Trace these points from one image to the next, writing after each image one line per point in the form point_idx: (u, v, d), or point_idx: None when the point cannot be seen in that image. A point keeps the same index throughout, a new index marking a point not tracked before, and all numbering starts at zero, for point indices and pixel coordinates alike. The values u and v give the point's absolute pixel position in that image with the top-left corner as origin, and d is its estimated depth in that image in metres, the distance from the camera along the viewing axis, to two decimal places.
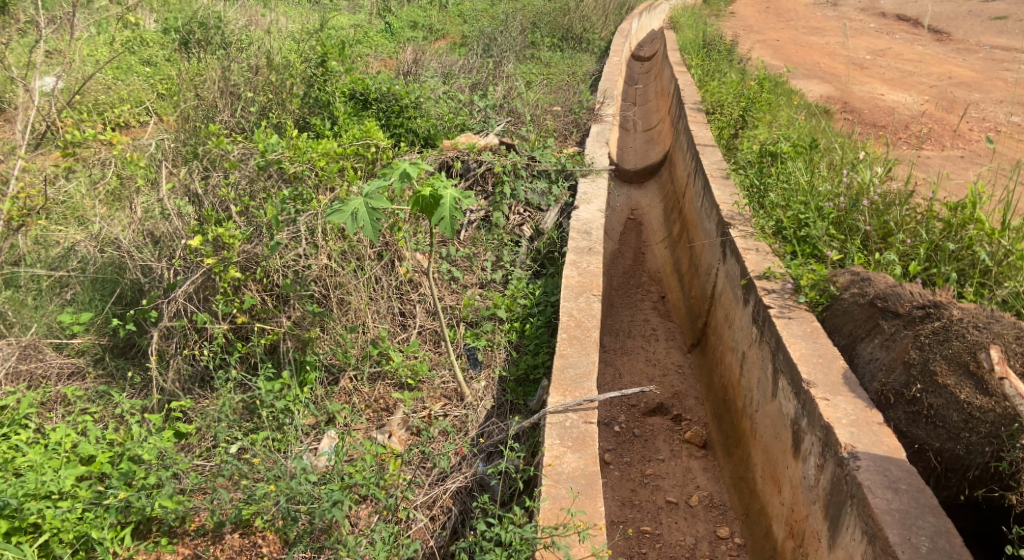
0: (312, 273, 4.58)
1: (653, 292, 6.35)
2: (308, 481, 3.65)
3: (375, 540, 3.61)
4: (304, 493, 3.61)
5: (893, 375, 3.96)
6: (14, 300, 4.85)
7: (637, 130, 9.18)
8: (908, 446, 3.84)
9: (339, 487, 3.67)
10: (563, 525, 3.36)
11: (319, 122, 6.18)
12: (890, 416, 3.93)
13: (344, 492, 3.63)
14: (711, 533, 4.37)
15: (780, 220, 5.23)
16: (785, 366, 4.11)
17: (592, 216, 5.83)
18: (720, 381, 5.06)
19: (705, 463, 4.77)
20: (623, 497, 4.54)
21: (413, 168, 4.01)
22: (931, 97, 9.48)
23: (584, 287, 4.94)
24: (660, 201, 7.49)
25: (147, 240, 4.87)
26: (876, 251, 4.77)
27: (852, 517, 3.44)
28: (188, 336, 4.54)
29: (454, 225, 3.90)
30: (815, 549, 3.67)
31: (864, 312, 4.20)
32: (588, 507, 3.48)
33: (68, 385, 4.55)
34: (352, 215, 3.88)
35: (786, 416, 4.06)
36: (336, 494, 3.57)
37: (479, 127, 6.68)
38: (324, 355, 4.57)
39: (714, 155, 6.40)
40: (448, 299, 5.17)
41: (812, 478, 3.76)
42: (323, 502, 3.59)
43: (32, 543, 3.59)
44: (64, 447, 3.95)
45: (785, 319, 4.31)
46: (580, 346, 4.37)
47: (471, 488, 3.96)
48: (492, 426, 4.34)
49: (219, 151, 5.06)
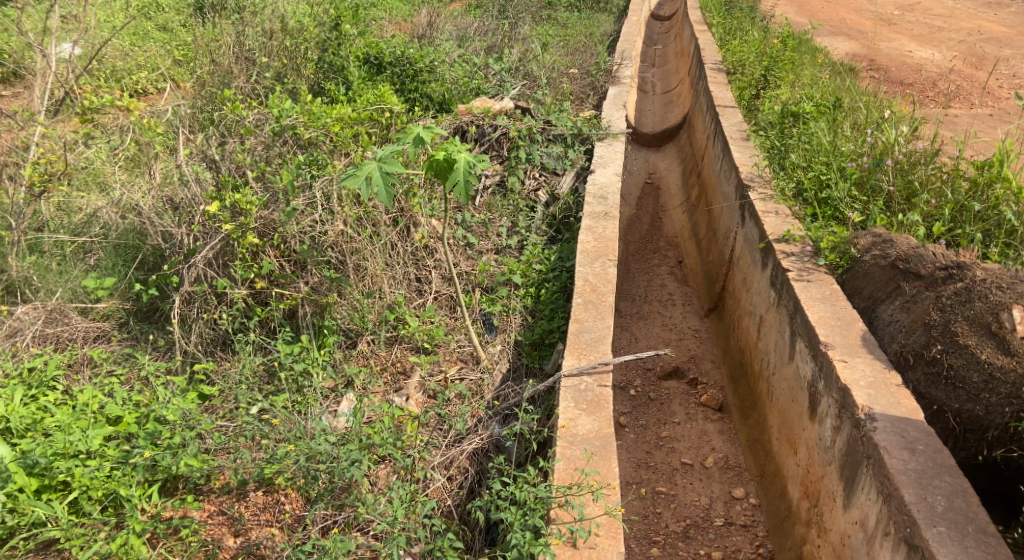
0: (328, 239, 4.63)
1: (670, 257, 6.36)
2: (327, 441, 3.73)
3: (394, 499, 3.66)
4: (324, 453, 3.67)
5: (913, 337, 3.92)
6: (39, 265, 5.00)
7: (656, 92, 9.13)
8: (927, 407, 3.83)
9: (358, 448, 3.72)
10: (576, 485, 3.37)
11: (334, 87, 6.20)
12: (908, 377, 3.90)
13: (363, 452, 3.69)
14: (726, 494, 4.40)
15: (800, 182, 5.20)
16: (802, 329, 4.08)
17: (608, 179, 5.81)
18: (737, 344, 5.07)
19: (721, 426, 4.79)
20: (638, 459, 4.59)
21: (427, 132, 4.01)
22: (960, 53, 9.29)
23: (599, 252, 4.93)
24: (678, 165, 7.47)
25: (166, 207, 4.97)
26: (899, 212, 4.72)
27: (867, 478, 3.38)
28: (209, 301, 4.60)
29: (468, 190, 3.91)
30: (830, 509, 3.64)
31: (885, 275, 4.16)
32: (602, 467, 3.47)
33: (93, 348, 4.69)
34: (366, 179, 3.90)
35: (803, 378, 4.03)
36: (355, 454, 3.64)
37: (494, 91, 6.71)
38: (342, 320, 4.61)
39: (735, 116, 6.34)
40: (463, 265, 5.18)
41: (827, 439, 3.72)
42: (342, 461, 3.65)
43: (62, 500, 3.68)
44: (91, 408, 4.05)
45: (804, 283, 4.28)
46: (595, 311, 4.37)
47: (487, 449, 4.00)
48: (508, 389, 4.39)
49: (235, 117, 5.15)
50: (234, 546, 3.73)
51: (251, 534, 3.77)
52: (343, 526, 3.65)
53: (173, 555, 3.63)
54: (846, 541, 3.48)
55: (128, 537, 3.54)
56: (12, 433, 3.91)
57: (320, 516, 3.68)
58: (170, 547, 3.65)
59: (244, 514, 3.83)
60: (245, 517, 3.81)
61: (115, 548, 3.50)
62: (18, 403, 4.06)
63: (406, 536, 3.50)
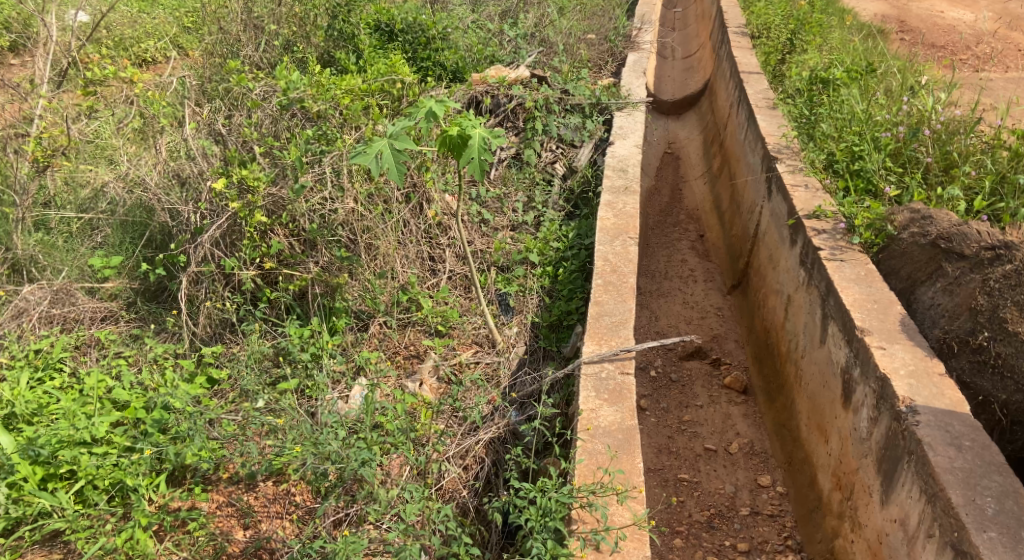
0: (338, 217, 4.46)
1: (691, 231, 6.17)
2: (337, 436, 3.54)
3: (409, 500, 3.45)
4: (332, 454, 3.46)
5: (957, 323, 3.73)
6: (45, 243, 4.86)
7: (676, 58, 8.91)
8: (972, 397, 3.65)
9: (368, 444, 3.53)
10: (600, 486, 3.16)
11: (344, 55, 6.03)
12: (952, 365, 3.73)
13: (374, 450, 3.50)
14: (752, 482, 4.24)
15: (831, 154, 4.95)
16: (835, 312, 3.87)
17: (628, 152, 5.59)
18: (762, 324, 4.88)
19: (745, 410, 4.63)
20: (659, 444, 4.44)
21: (440, 106, 3.81)
22: (996, 13, 8.92)
23: (620, 229, 4.72)
24: (698, 134, 7.24)
25: (173, 182, 4.76)
26: (938, 185, 4.50)
27: (908, 474, 3.19)
28: (217, 282, 4.44)
29: (483, 167, 3.74)
30: (865, 503, 3.45)
31: (925, 254, 3.95)
32: (626, 466, 3.27)
33: (101, 328, 4.58)
34: (376, 157, 3.73)
35: (835, 364, 3.83)
36: (365, 454, 3.44)
37: (509, 59, 6.54)
38: (354, 301, 4.46)
39: (760, 83, 6.09)
40: (478, 243, 5.01)
41: (863, 430, 3.51)
42: (351, 461, 3.45)
43: (68, 490, 3.55)
44: (97, 393, 3.92)
45: (837, 262, 4.06)
46: (616, 294, 4.17)
47: (504, 438, 3.83)
48: (524, 376, 4.22)
49: (242, 90, 4.96)
50: (244, 539, 3.57)
51: (261, 526, 3.62)
52: (355, 521, 3.48)
53: (180, 549, 3.48)
54: (884, 539, 3.30)
55: (134, 531, 3.41)
56: (18, 419, 3.81)
57: (329, 510, 3.49)
58: (178, 540, 3.50)
59: (253, 506, 3.68)
60: (255, 509, 3.67)
61: (120, 543, 3.37)
62: (24, 387, 3.95)
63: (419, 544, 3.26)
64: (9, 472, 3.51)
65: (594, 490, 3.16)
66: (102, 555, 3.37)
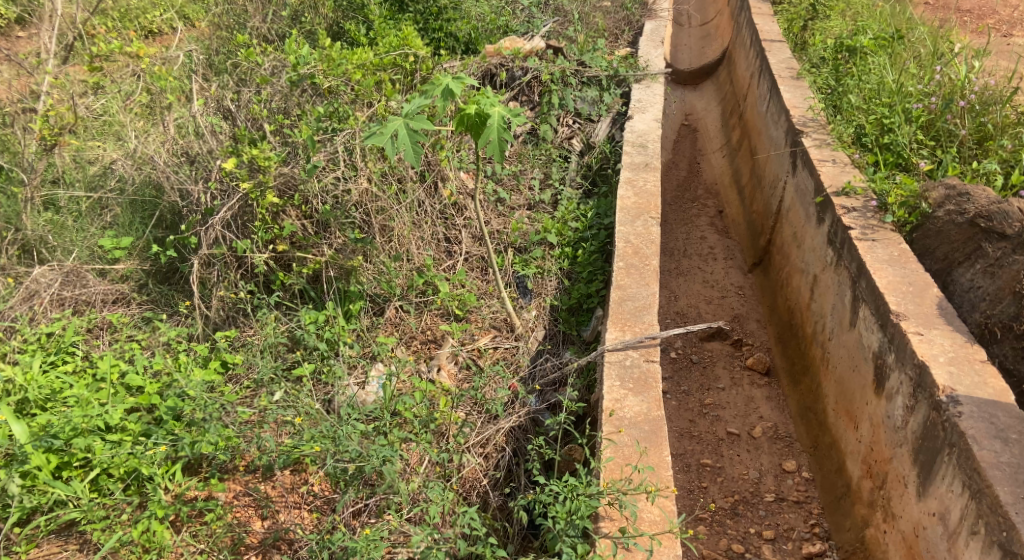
0: (352, 198, 4.37)
1: (710, 207, 6.04)
2: (357, 432, 3.43)
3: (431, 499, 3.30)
4: (351, 449, 3.33)
5: (1000, 307, 3.63)
6: (55, 223, 4.80)
7: (692, 25, 8.72)
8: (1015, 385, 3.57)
9: (390, 441, 3.43)
10: (630, 484, 3.07)
11: (354, 27, 5.92)
12: (994, 351, 3.64)
13: (395, 448, 3.39)
14: (777, 467, 4.15)
15: (860, 126, 4.80)
16: (867, 295, 3.76)
17: (647, 126, 5.44)
18: (785, 304, 4.77)
19: (768, 392, 4.54)
20: (681, 428, 4.36)
21: (457, 82, 3.67)
22: None
23: (641, 209, 4.59)
24: (717, 105, 7.08)
25: (182, 160, 4.65)
26: (972, 158, 4.39)
27: (950, 468, 3.09)
28: (229, 264, 4.35)
29: (502, 148, 3.60)
30: (898, 494, 3.37)
31: (962, 234, 3.82)
32: (655, 462, 3.17)
33: (113, 311, 4.52)
34: (392, 137, 3.60)
35: (866, 348, 3.72)
36: (386, 451, 3.32)
37: (523, 29, 6.49)
38: (369, 285, 4.33)
39: (783, 52, 5.91)
40: (494, 223, 4.91)
41: (898, 418, 3.41)
42: (372, 458, 3.33)
43: (83, 478, 3.46)
44: (111, 378, 3.84)
45: (869, 243, 3.93)
46: (639, 277, 4.06)
47: (525, 427, 3.73)
48: (544, 362, 4.14)
49: (250, 65, 4.86)
50: (262, 531, 3.47)
51: (278, 517, 3.51)
52: (375, 512, 3.37)
53: (198, 541, 3.38)
54: (921, 532, 3.21)
55: (151, 522, 3.29)
56: (31, 405, 3.76)
57: (348, 504, 3.39)
58: (195, 531, 3.40)
59: (271, 496, 3.56)
60: (272, 499, 3.55)
61: (136, 535, 3.27)
62: (37, 371, 3.88)
63: (444, 552, 3.09)
64: (21, 461, 3.39)
65: (623, 488, 3.07)
66: (117, 548, 3.30)
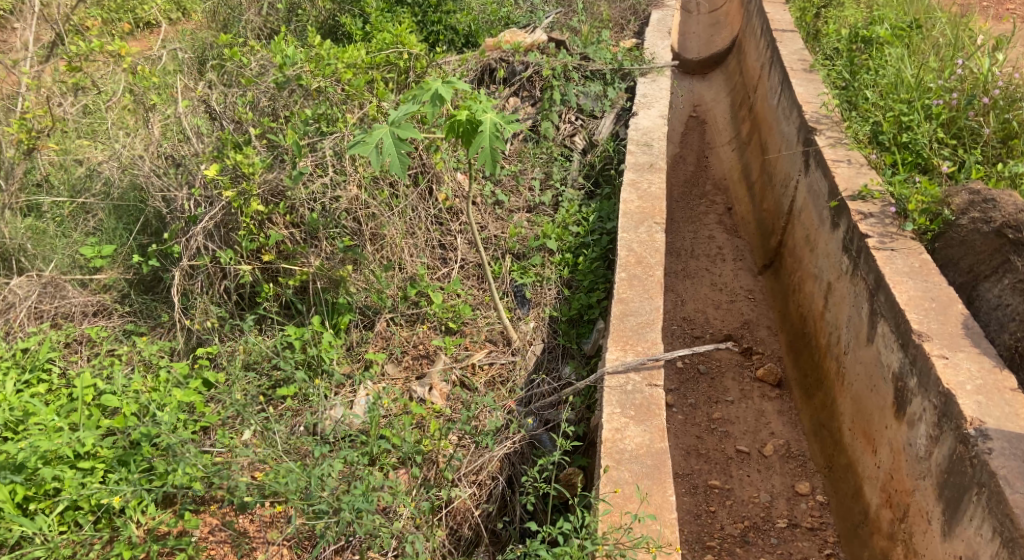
0: (341, 206, 4.16)
1: (718, 204, 5.79)
2: (337, 468, 3.21)
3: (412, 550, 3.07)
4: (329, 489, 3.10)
5: None
6: (35, 230, 4.61)
7: (701, 10, 8.44)
8: None
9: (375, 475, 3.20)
10: (631, 540, 2.84)
11: (350, 20, 5.70)
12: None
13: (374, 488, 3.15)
14: (789, 489, 3.93)
15: (877, 123, 4.54)
16: (886, 310, 3.52)
17: (653, 123, 5.19)
18: (797, 311, 4.53)
19: (780, 406, 4.31)
20: (688, 446, 4.14)
21: (447, 86, 3.43)
22: None
23: (646, 214, 4.35)
24: (726, 95, 6.81)
25: (166, 164, 4.42)
26: (996, 159, 4.16)
27: (979, 509, 2.87)
28: (213, 275, 4.13)
29: (494, 157, 3.36)
30: (921, 529, 3.14)
31: (988, 245, 3.60)
32: (658, 512, 2.94)
33: (93, 324, 4.28)
34: (376, 148, 3.38)
35: (886, 367, 3.49)
36: (363, 500, 3.06)
37: (525, 20, 6.17)
38: (359, 297, 4.12)
39: (794, 43, 5.64)
40: (492, 227, 4.69)
41: (921, 448, 3.19)
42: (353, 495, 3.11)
43: (51, 511, 3.24)
44: (86, 399, 3.62)
45: (887, 252, 3.68)
46: (642, 289, 3.82)
47: (520, 454, 3.53)
48: (542, 382, 3.94)
49: (236, 65, 4.64)
50: None
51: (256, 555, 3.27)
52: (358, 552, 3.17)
53: None
54: None
55: None
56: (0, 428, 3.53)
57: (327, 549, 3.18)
58: None
59: (249, 532, 3.34)
60: (250, 535, 3.33)
61: None
62: (8, 393, 3.66)
63: None
64: None
65: (622, 539, 2.85)
66: None
